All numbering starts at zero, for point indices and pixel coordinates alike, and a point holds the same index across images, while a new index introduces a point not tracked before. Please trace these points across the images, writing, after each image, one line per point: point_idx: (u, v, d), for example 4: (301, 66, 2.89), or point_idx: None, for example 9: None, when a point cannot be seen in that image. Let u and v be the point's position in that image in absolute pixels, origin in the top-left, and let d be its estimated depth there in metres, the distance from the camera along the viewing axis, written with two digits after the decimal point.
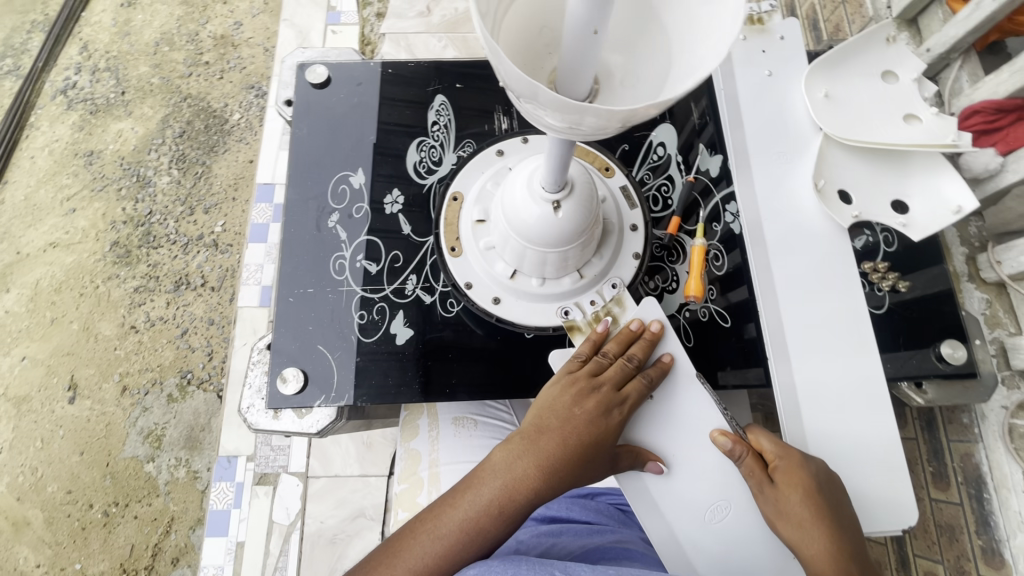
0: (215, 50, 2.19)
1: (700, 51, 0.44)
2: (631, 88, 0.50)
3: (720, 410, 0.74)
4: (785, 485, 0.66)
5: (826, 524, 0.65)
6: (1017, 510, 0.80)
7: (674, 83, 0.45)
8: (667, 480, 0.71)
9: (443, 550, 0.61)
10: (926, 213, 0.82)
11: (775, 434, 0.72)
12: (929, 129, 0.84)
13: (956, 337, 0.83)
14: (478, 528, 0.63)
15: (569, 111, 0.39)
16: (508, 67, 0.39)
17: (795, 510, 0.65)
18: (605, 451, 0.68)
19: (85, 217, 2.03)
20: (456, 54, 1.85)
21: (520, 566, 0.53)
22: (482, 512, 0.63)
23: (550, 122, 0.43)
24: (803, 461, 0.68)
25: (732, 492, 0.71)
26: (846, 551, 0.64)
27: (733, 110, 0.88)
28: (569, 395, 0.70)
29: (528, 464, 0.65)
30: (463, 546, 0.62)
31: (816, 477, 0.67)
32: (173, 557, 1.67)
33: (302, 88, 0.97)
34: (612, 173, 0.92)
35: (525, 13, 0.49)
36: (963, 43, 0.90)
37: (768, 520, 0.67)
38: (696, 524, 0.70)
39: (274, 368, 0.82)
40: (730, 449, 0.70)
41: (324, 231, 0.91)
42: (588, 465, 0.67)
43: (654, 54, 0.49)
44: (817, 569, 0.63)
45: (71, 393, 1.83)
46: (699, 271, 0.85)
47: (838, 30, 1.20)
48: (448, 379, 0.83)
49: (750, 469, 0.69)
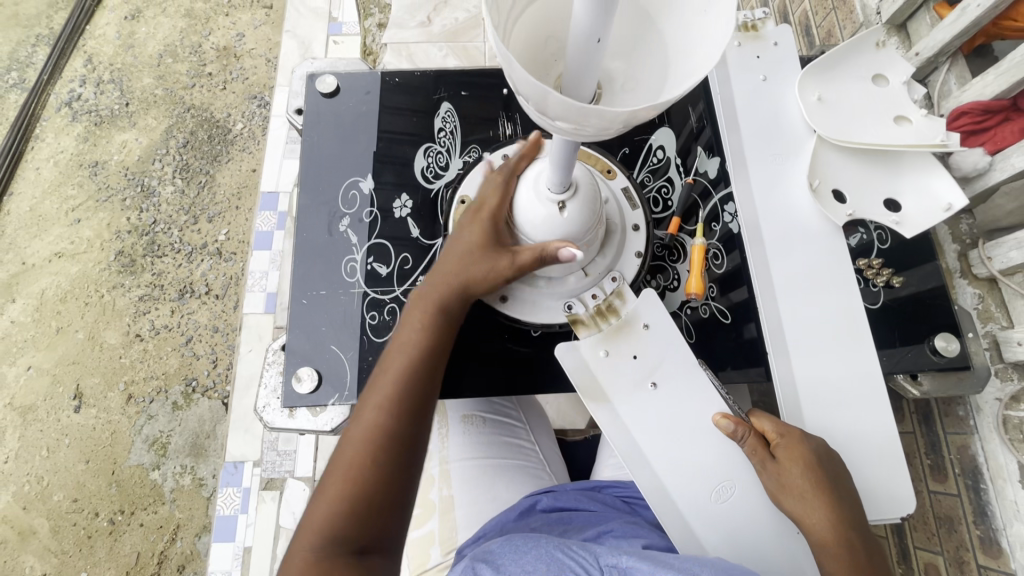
0: (218, 61, 2.22)
1: (694, 58, 0.47)
2: (631, 91, 0.53)
3: (721, 395, 0.77)
4: (789, 461, 0.69)
5: (827, 495, 0.68)
6: (1013, 499, 0.82)
7: (673, 85, 0.47)
8: (672, 463, 0.73)
9: (393, 394, 0.70)
10: (918, 211, 0.84)
11: (774, 415, 0.74)
12: (919, 130, 0.87)
13: (949, 330, 0.86)
14: (416, 357, 0.73)
15: (576, 113, 0.42)
16: (519, 72, 0.42)
17: (800, 484, 0.68)
18: (491, 251, 0.77)
19: (90, 227, 2.06)
20: (457, 63, 1.89)
21: (541, 540, 0.59)
22: (415, 353, 0.73)
23: (558, 124, 0.46)
24: (803, 437, 0.71)
25: (736, 475, 0.73)
26: (845, 519, 0.68)
27: (729, 113, 0.91)
28: (460, 240, 0.79)
29: (440, 287, 0.77)
30: (408, 375, 0.72)
31: (817, 452, 0.70)
32: (179, 564, 1.68)
33: (312, 97, 1.00)
34: (614, 175, 0.95)
35: (534, 21, 0.52)
36: (950, 46, 0.93)
37: (774, 496, 0.70)
38: (701, 508, 0.72)
39: (288, 368, 0.85)
40: (733, 430, 0.72)
41: (335, 235, 0.93)
42: (480, 267, 0.77)
43: (651, 59, 0.51)
44: (822, 537, 0.67)
45: (76, 402, 1.85)
46: (699, 270, 0.87)
47: (830, 36, 1.23)
48: (458, 372, 0.87)
49: (753, 448, 0.71)
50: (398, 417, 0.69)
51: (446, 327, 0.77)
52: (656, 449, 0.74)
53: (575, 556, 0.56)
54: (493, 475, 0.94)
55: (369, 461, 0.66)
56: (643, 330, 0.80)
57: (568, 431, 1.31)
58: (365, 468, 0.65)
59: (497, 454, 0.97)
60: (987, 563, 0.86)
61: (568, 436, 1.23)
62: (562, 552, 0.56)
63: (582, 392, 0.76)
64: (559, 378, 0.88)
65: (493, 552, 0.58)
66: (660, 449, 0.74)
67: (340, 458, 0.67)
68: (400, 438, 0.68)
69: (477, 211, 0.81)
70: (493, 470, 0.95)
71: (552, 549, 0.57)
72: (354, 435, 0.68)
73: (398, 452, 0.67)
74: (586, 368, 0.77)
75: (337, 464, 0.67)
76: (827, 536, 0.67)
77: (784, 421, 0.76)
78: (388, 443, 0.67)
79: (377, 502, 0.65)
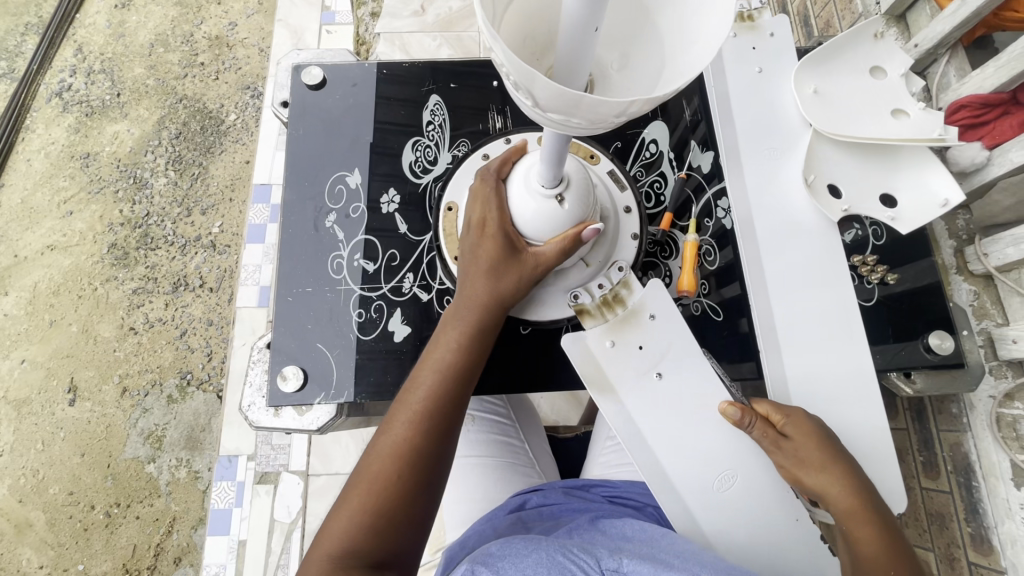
0: (210, 51, 2.19)
1: (693, 29, 0.46)
2: (628, 74, 0.51)
3: (726, 385, 0.76)
4: (799, 437, 0.69)
5: (842, 466, 0.69)
6: (1005, 497, 0.82)
7: (680, 61, 0.46)
8: (675, 451, 0.73)
9: (421, 411, 0.68)
10: (915, 207, 0.83)
11: (773, 400, 0.75)
12: (917, 123, 0.85)
13: (945, 328, 0.85)
14: (448, 372, 0.71)
15: (602, 109, 0.40)
16: (541, 83, 0.39)
17: (818, 457, 0.68)
18: (515, 260, 0.75)
19: (83, 220, 2.04)
20: (451, 53, 1.86)
21: (541, 543, 0.58)
22: (442, 369, 0.71)
23: (571, 122, 0.44)
24: (806, 414, 0.72)
25: (740, 464, 0.73)
26: (863, 487, 0.69)
27: (724, 107, 0.89)
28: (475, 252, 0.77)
29: (471, 299, 0.75)
30: (442, 391, 0.70)
31: (820, 426, 0.71)
32: (176, 556, 1.69)
33: (298, 89, 0.98)
34: (596, 161, 0.93)
35: (513, 23, 0.50)
36: (950, 38, 0.91)
37: (789, 478, 0.70)
38: (703, 496, 0.71)
39: (274, 366, 0.84)
40: (739, 418, 0.71)
41: (321, 231, 0.92)
42: (506, 278, 0.75)
43: (641, 42, 0.50)
44: (845, 507, 0.67)
45: (71, 395, 1.84)
46: (691, 267, 0.86)
47: (828, 27, 1.21)
48: None
49: (763, 433, 0.70)
50: (426, 434, 0.67)
51: (478, 339, 0.74)
52: (661, 441, 0.73)
53: (576, 559, 0.56)
54: (483, 473, 0.94)
55: (395, 477, 0.64)
56: (649, 321, 0.79)
57: (560, 426, 1.31)
58: (394, 483, 0.64)
59: (483, 453, 0.96)
60: (978, 561, 0.86)
61: (559, 432, 1.23)
62: (562, 554, 0.56)
63: (589, 385, 0.75)
64: (562, 374, 0.87)
65: (493, 554, 0.57)
66: (661, 442, 0.73)
67: (362, 475, 0.65)
68: (426, 454, 0.66)
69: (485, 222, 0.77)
70: (480, 469, 0.94)
71: (554, 553, 0.56)
72: (385, 448, 0.66)
73: (422, 469, 0.65)
74: (592, 359, 0.76)
75: (364, 472, 0.65)
76: (851, 504, 0.67)
77: (770, 398, 0.77)
78: (417, 459, 0.65)
79: (398, 519, 0.63)
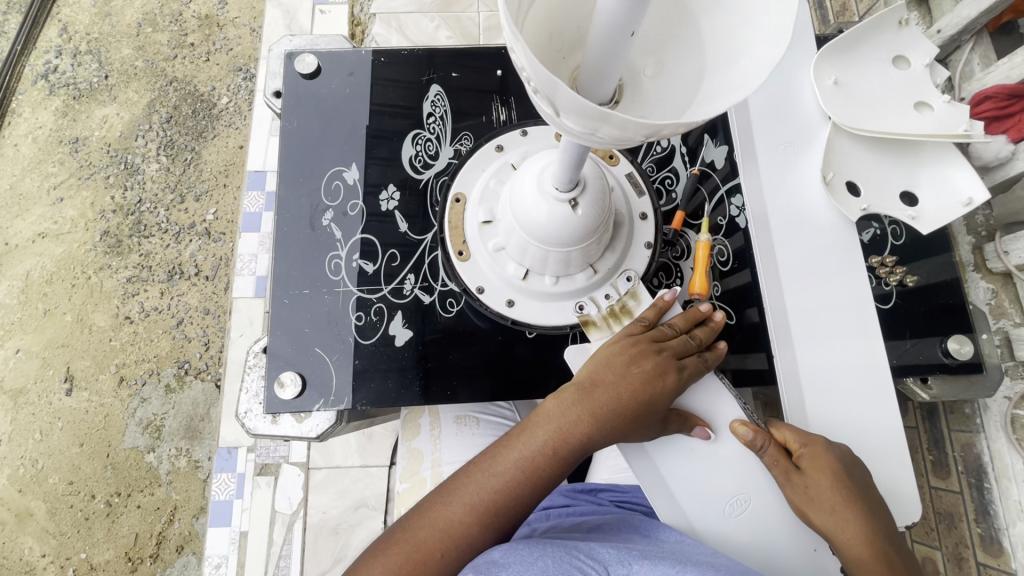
0: (200, 31, 2.11)
1: (740, 38, 0.44)
2: (663, 83, 0.49)
3: (739, 404, 0.74)
4: (814, 470, 0.67)
5: (861, 510, 0.66)
6: (1017, 500, 0.80)
7: (725, 75, 0.43)
8: (681, 464, 0.71)
9: (490, 495, 0.63)
10: (936, 204, 0.80)
11: (795, 425, 0.72)
12: (941, 117, 0.81)
13: (962, 332, 0.84)
14: (534, 472, 0.65)
15: (642, 128, 0.37)
16: (566, 93, 0.36)
17: (829, 495, 0.66)
18: (656, 411, 0.69)
19: (74, 206, 1.99)
20: (450, 35, 1.80)
21: (547, 550, 0.55)
22: (531, 459, 0.65)
23: (586, 133, 0.40)
24: (828, 445, 0.68)
25: (751, 487, 0.70)
26: (881, 536, 0.65)
27: (739, 98, 0.85)
28: (628, 355, 0.71)
29: (582, 413, 0.67)
30: (512, 487, 0.64)
31: (842, 461, 0.68)
32: (178, 545, 1.69)
33: (291, 78, 0.93)
34: (615, 162, 0.89)
35: (538, 15, 0.47)
36: (976, 23, 0.87)
37: (800, 510, 0.67)
38: (710, 517, 0.69)
39: (271, 372, 0.81)
40: (751, 439, 0.69)
41: (318, 229, 0.88)
42: (641, 428, 0.68)
43: (683, 50, 0.47)
44: (858, 553, 0.64)
45: (67, 385, 1.82)
46: (704, 268, 0.81)
47: (845, 9, 1.17)
48: (451, 390, 0.82)
49: (775, 459, 0.69)
50: (489, 525, 0.62)
51: (571, 459, 0.67)
52: (665, 455, 0.71)
53: (582, 567, 0.54)
54: None
55: (439, 553, 0.60)
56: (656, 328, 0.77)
57: None
58: (429, 563, 0.59)
59: None
60: (987, 562, 0.84)
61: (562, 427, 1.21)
62: (568, 563, 0.54)
63: None
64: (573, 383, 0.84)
65: (497, 563, 0.53)
66: (667, 454, 0.71)
67: (410, 528, 0.61)
68: (479, 542, 0.61)
69: (643, 355, 0.71)
70: None
71: (560, 563, 0.53)
72: (438, 516, 0.62)
73: (467, 550, 0.61)
74: None
75: (408, 529, 0.61)
76: (863, 551, 0.64)
77: (786, 420, 0.74)
78: (463, 547, 0.61)
79: None
